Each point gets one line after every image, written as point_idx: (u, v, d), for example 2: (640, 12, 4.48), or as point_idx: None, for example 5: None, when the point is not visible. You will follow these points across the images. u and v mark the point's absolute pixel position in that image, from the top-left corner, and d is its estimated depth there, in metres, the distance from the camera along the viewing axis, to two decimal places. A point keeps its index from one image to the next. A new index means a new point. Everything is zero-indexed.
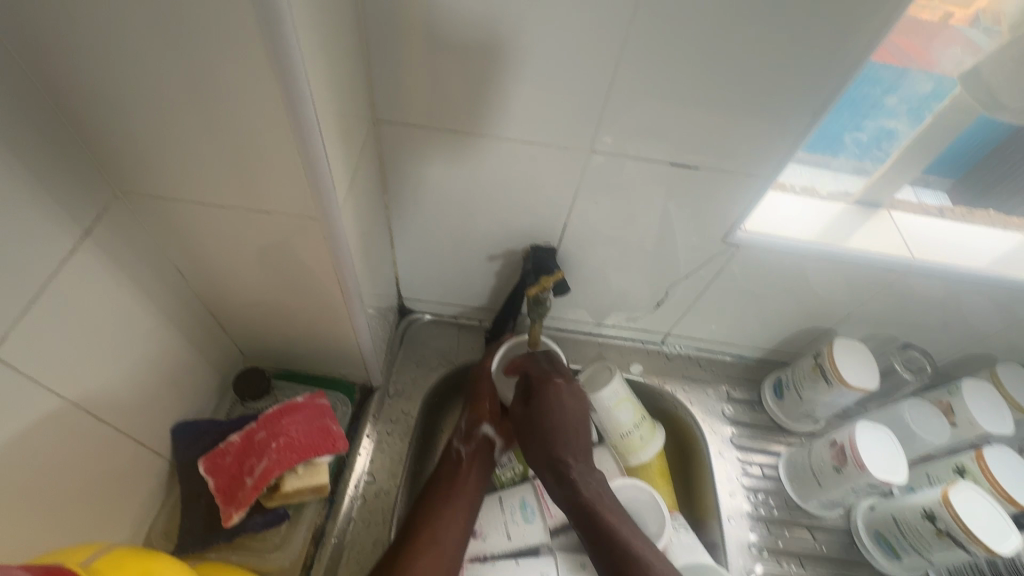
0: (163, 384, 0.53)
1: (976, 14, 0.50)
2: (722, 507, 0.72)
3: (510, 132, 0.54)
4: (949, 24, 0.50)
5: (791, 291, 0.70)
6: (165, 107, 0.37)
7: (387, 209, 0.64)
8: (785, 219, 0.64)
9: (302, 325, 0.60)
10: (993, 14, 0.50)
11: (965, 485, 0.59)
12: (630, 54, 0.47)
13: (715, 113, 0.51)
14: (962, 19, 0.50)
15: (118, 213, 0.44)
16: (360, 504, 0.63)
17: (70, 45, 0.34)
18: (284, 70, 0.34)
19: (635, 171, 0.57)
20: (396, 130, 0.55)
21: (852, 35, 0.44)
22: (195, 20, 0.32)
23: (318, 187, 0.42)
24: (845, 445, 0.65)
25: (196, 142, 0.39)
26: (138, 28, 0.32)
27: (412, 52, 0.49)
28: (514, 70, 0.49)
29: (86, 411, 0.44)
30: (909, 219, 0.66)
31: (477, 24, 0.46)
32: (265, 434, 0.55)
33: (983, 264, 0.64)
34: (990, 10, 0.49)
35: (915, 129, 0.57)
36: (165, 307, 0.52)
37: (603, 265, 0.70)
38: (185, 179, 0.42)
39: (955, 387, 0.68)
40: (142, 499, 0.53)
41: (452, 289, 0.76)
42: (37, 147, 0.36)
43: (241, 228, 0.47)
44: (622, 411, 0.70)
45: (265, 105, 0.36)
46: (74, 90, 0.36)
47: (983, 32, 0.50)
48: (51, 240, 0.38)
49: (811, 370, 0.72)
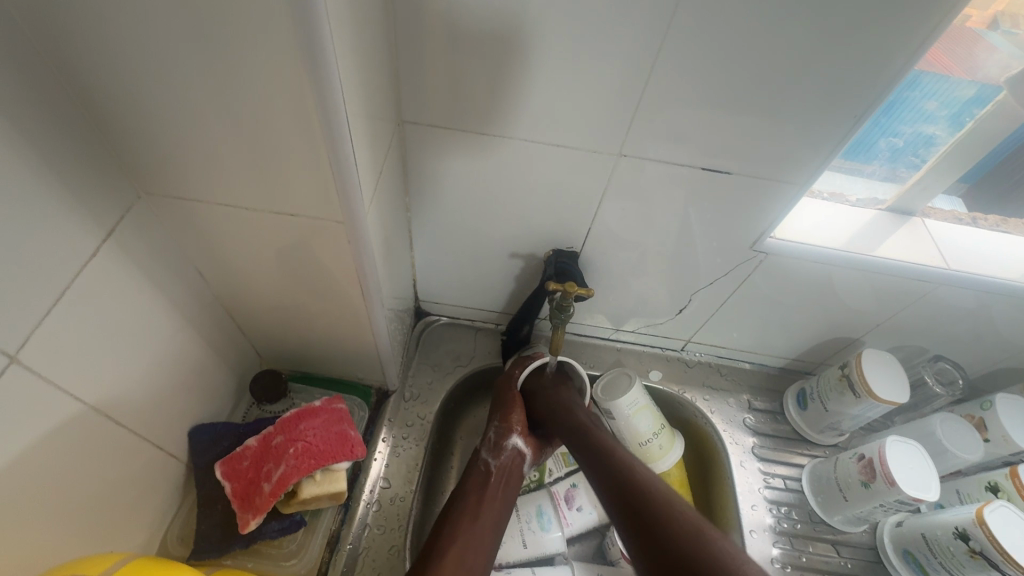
0: (181, 387, 0.52)
1: (993, 17, 0.47)
2: (744, 520, 0.70)
3: (536, 135, 0.53)
4: (966, 27, 0.47)
5: (819, 299, 0.68)
6: (191, 105, 0.36)
7: (408, 212, 0.63)
8: (816, 227, 0.62)
9: (321, 328, 0.59)
10: (1013, 19, 0.47)
11: (1000, 504, 0.57)
12: (665, 55, 0.45)
13: (750, 117, 0.49)
14: (979, 22, 0.47)
15: (140, 213, 0.43)
16: (375, 510, 0.62)
17: (96, 42, 0.33)
18: (316, 70, 0.33)
19: (664, 176, 0.55)
20: (420, 132, 0.54)
21: (899, 38, 0.42)
22: (225, 16, 0.31)
23: (344, 188, 0.40)
24: (873, 460, 0.63)
25: (221, 143, 0.38)
26: (166, 24, 0.31)
27: (440, 53, 0.48)
28: (544, 72, 0.48)
29: (105, 414, 0.43)
30: (942, 228, 0.64)
31: (507, 24, 0.45)
32: (283, 438, 0.54)
33: (1021, 276, 0.62)
34: (1009, 14, 0.47)
35: (954, 135, 0.55)
36: (184, 309, 0.51)
37: (625, 271, 0.68)
38: (210, 180, 0.42)
39: (988, 402, 0.66)
40: (158, 503, 0.52)
41: (471, 293, 0.75)
42: (61, 146, 0.35)
43: (264, 230, 0.46)
44: (641, 419, 0.68)
45: (293, 103, 0.35)
46: (98, 87, 0.35)
47: (1003, 34, 0.48)
48: (72, 241, 0.37)
49: (838, 382, 0.70)
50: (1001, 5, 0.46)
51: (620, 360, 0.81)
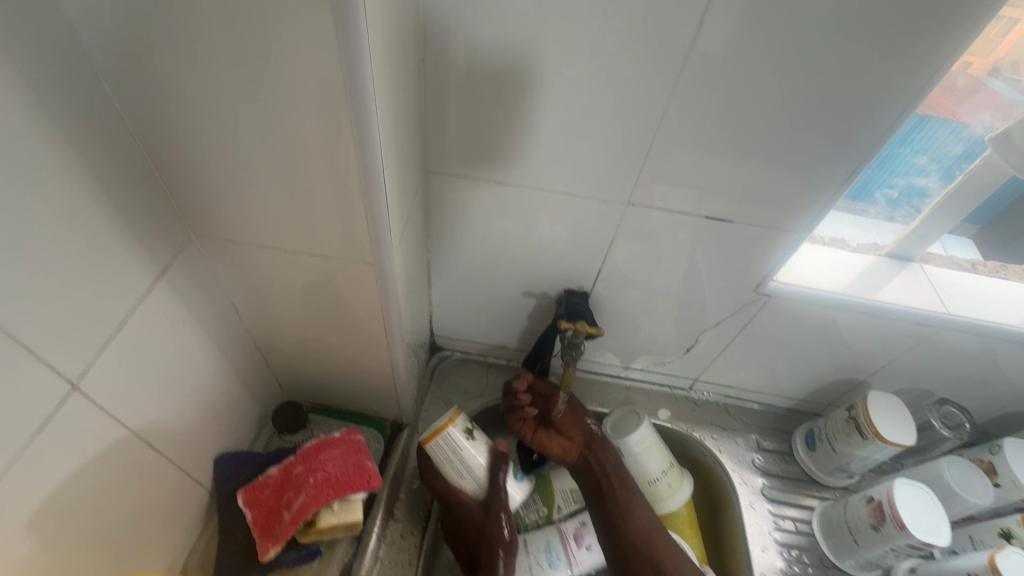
0: (210, 415, 0.55)
1: (993, 64, 0.50)
2: (754, 562, 0.70)
3: (550, 182, 0.57)
4: (967, 74, 0.50)
5: (825, 341, 0.69)
6: (245, 159, 0.40)
7: (428, 252, 0.67)
8: (818, 271, 0.65)
9: (344, 362, 0.62)
10: (1011, 65, 0.50)
11: (1011, 550, 0.57)
12: (673, 110, 0.50)
13: (751, 167, 0.53)
14: (979, 69, 0.50)
15: (188, 253, 0.47)
16: (387, 544, 0.63)
17: (168, 101, 0.37)
18: (361, 129, 0.37)
19: (670, 221, 0.59)
20: (443, 179, 0.59)
21: (886, 98, 0.46)
22: (284, 82, 0.35)
23: (376, 233, 0.44)
24: (882, 503, 0.63)
25: (267, 190, 0.42)
26: (232, 90, 0.36)
27: (463, 108, 0.52)
28: (561, 124, 0.52)
29: (145, 440, 0.45)
30: (942, 272, 0.67)
31: (529, 82, 0.50)
32: (302, 468, 0.56)
33: (1020, 321, 0.63)
34: (1009, 63, 0.50)
35: (945, 188, 0.59)
36: (219, 341, 0.54)
37: (634, 310, 0.71)
38: (255, 225, 0.46)
39: (996, 445, 0.67)
40: (182, 530, 0.54)
41: (485, 330, 0.78)
42: (127, 194, 0.40)
43: (297, 269, 0.50)
44: (650, 457, 0.69)
45: (338, 159, 0.39)
46: (164, 138, 0.40)
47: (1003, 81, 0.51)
48: (131, 279, 0.41)
49: (846, 423, 0.71)
50: (998, 52, 0.49)
51: (629, 398, 0.83)
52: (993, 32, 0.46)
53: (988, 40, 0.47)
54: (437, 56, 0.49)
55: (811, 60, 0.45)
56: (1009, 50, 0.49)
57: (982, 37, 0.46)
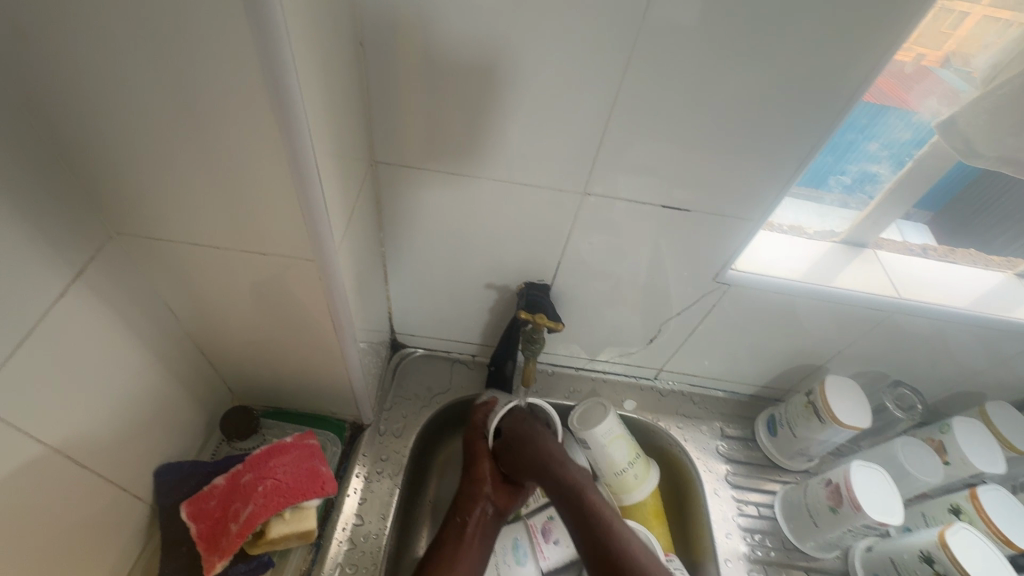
0: (147, 425, 0.52)
1: (947, 56, 0.49)
2: (718, 548, 0.71)
3: (503, 174, 0.56)
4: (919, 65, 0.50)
5: (783, 328, 0.70)
6: (165, 151, 0.37)
7: (383, 247, 0.65)
8: (775, 259, 0.65)
9: (295, 364, 0.59)
10: (964, 58, 0.49)
11: (960, 527, 0.59)
12: (624, 98, 0.48)
13: (704, 155, 0.52)
14: (933, 61, 0.49)
15: (111, 252, 0.44)
16: (348, 548, 0.61)
17: (73, 89, 0.34)
18: (287, 118, 0.34)
19: (627, 212, 0.58)
20: (393, 171, 0.56)
21: (836, 83, 0.46)
22: (199, 69, 0.33)
23: (315, 229, 0.42)
24: (839, 485, 0.65)
25: (193, 185, 0.40)
26: (145, 78, 0.33)
27: (409, 97, 0.50)
28: (510, 113, 0.50)
29: (68, 456, 0.42)
30: (894, 257, 0.68)
31: (476, 69, 0.48)
32: (251, 476, 0.54)
33: (968, 304, 0.65)
34: (960, 54, 0.49)
35: (896, 174, 0.59)
36: (154, 345, 0.51)
37: (596, 301, 0.70)
38: (185, 222, 0.43)
39: (946, 425, 0.69)
40: (120, 548, 0.51)
41: (446, 326, 0.76)
42: (35, 192, 0.36)
43: (234, 268, 0.47)
44: (616, 448, 0.69)
45: (267, 152, 0.37)
46: (74, 132, 0.36)
47: (955, 73, 0.50)
48: (43, 283, 0.38)
49: (804, 408, 0.72)
50: (950, 44, 0.48)
51: (595, 390, 0.82)
52: (943, 23, 0.46)
53: (939, 32, 0.47)
54: (380, 41, 0.46)
55: (761, 47, 0.44)
56: (962, 43, 0.48)
57: (932, 27, 0.46)
